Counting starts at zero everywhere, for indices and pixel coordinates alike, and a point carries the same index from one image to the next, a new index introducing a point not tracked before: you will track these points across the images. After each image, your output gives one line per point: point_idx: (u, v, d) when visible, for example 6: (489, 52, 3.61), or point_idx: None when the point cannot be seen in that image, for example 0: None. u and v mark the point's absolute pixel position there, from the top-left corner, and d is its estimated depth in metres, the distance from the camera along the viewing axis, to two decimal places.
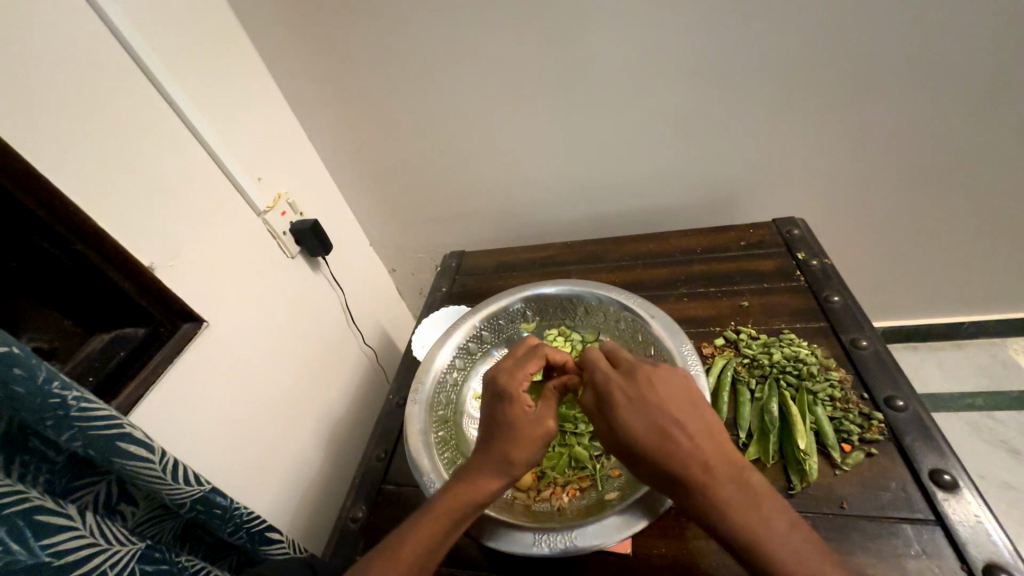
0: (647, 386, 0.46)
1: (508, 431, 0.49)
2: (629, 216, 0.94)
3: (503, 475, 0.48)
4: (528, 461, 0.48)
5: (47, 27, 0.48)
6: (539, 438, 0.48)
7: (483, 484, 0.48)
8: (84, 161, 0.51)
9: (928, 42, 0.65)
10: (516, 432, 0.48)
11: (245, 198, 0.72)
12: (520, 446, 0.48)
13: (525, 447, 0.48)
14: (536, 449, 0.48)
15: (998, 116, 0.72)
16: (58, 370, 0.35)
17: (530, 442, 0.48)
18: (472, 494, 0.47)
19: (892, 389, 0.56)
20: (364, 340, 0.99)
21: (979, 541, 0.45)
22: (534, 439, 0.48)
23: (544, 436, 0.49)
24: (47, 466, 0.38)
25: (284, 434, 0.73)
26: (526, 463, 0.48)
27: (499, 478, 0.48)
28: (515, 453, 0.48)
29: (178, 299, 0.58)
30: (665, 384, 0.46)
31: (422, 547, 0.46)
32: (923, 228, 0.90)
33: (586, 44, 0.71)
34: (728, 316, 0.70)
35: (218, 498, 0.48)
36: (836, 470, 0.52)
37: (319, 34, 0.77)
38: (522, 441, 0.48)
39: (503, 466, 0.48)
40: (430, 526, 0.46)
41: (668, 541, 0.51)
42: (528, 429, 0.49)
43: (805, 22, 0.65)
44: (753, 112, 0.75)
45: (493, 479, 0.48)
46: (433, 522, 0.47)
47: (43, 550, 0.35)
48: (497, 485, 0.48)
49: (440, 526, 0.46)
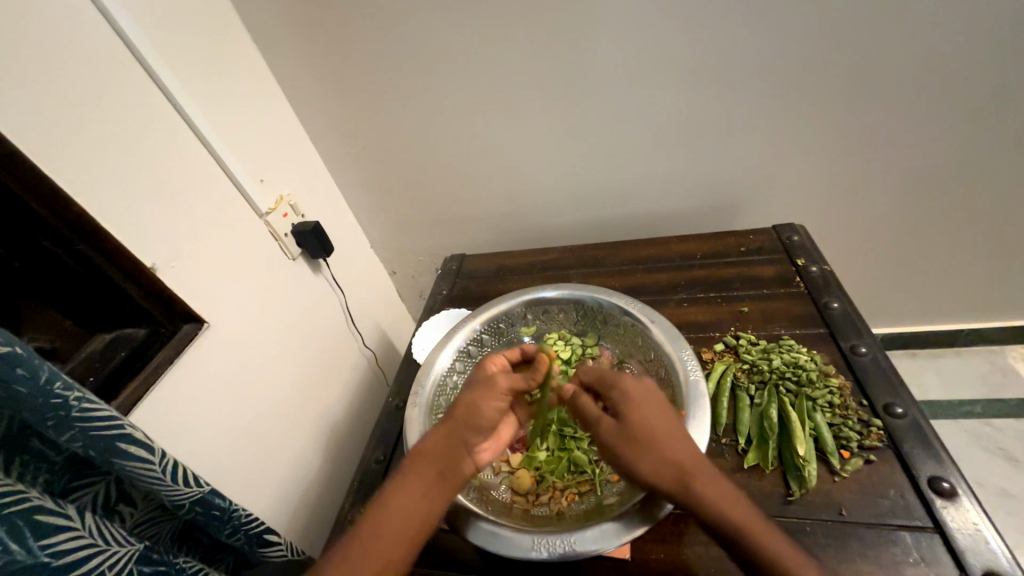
0: (634, 404, 0.49)
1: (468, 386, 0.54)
2: (629, 221, 0.94)
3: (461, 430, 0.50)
4: (481, 405, 0.51)
5: (51, 26, 0.48)
6: (493, 392, 0.53)
7: (454, 434, 0.49)
8: (83, 160, 0.51)
9: (929, 51, 0.66)
10: (474, 384, 0.53)
11: (247, 200, 0.73)
12: (475, 392, 0.52)
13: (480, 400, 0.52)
14: (490, 403, 0.52)
15: (996, 124, 0.72)
16: (60, 370, 0.35)
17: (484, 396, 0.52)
18: (432, 444, 0.49)
19: (892, 396, 0.57)
20: (363, 342, 0.99)
21: (977, 549, 0.45)
22: (489, 388, 0.53)
23: (493, 390, 0.53)
24: (47, 466, 0.38)
25: (283, 437, 0.73)
26: (479, 412, 0.51)
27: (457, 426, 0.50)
28: (469, 397, 0.52)
29: (180, 300, 0.59)
30: (642, 402, 0.49)
31: (407, 508, 0.46)
32: (922, 235, 0.90)
33: (588, 48, 0.72)
34: (727, 321, 0.70)
35: (217, 500, 0.48)
36: (834, 477, 0.52)
37: (323, 36, 0.77)
38: (475, 392, 0.52)
39: (461, 410, 0.51)
40: (405, 487, 0.47)
41: (666, 546, 0.51)
42: (483, 383, 0.53)
43: (805, 29, 0.66)
44: (753, 118, 0.76)
45: (454, 433, 0.49)
46: (418, 480, 0.47)
47: (42, 550, 0.35)
48: (453, 431, 0.49)
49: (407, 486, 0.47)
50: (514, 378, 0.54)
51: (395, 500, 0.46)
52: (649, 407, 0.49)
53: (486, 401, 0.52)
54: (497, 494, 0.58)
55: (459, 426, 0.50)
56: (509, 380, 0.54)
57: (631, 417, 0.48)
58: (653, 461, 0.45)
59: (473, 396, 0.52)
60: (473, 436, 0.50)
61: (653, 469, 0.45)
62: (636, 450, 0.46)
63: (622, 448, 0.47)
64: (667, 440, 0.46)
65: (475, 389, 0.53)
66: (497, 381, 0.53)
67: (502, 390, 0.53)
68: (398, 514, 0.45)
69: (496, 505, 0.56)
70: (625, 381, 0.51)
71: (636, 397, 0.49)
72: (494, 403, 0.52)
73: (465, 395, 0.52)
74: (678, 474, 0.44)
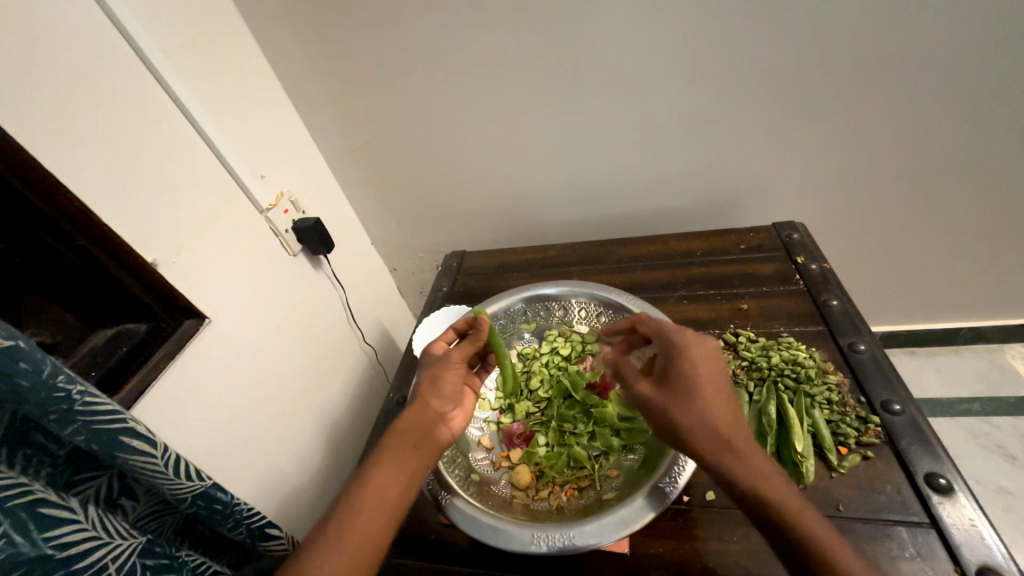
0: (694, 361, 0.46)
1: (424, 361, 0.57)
2: (629, 218, 0.94)
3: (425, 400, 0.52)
4: (439, 376, 0.54)
5: (52, 22, 0.49)
6: (449, 364, 0.55)
7: (422, 406, 0.51)
8: (85, 156, 0.51)
9: (928, 50, 0.66)
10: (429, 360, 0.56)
11: (248, 196, 0.73)
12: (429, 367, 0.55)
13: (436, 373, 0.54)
14: (446, 373, 0.54)
15: (997, 123, 0.72)
16: (62, 365, 0.36)
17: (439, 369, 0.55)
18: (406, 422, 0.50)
19: (889, 393, 0.57)
20: (364, 338, 0.99)
21: (972, 545, 0.45)
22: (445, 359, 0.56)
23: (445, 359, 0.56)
24: (51, 459, 0.38)
25: (284, 432, 0.73)
26: (437, 382, 0.53)
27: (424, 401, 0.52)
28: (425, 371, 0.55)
29: (182, 296, 0.59)
30: (701, 359, 0.47)
31: (385, 486, 0.46)
32: (921, 233, 0.90)
33: (589, 45, 0.72)
34: (727, 319, 0.70)
35: (219, 494, 0.48)
36: (832, 473, 0.53)
37: (324, 32, 0.77)
38: (431, 369, 0.55)
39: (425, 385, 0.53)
40: (389, 466, 0.47)
41: (665, 542, 0.52)
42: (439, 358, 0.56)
43: (806, 27, 0.66)
44: (754, 116, 0.76)
45: (421, 404, 0.51)
46: (395, 455, 0.48)
47: (46, 543, 0.35)
48: (422, 405, 0.51)
49: (389, 463, 0.47)
50: (464, 349, 0.58)
51: (380, 479, 0.46)
52: (708, 366, 0.46)
53: (441, 373, 0.54)
54: (498, 490, 0.58)
55: (423, 398, 0.52)
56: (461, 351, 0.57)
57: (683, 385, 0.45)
58: (701, 430, 0.43)
59: (431, 371, 0.54)
60: (438, 405, 0.52)
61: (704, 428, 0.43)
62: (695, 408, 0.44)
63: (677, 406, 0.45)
64: (715, 406, 0.44)
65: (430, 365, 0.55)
66: (448, 353, 0.56)
67: (456, 359, 0.56)
68: (377, 488, 0.46)
69: (496, 499, 0.56)
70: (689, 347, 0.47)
71: (696, 351, 0.47)
72: (450, 375, 0.55)
73: (422, 374, 0.55)
74: (720, 444, 0.43)
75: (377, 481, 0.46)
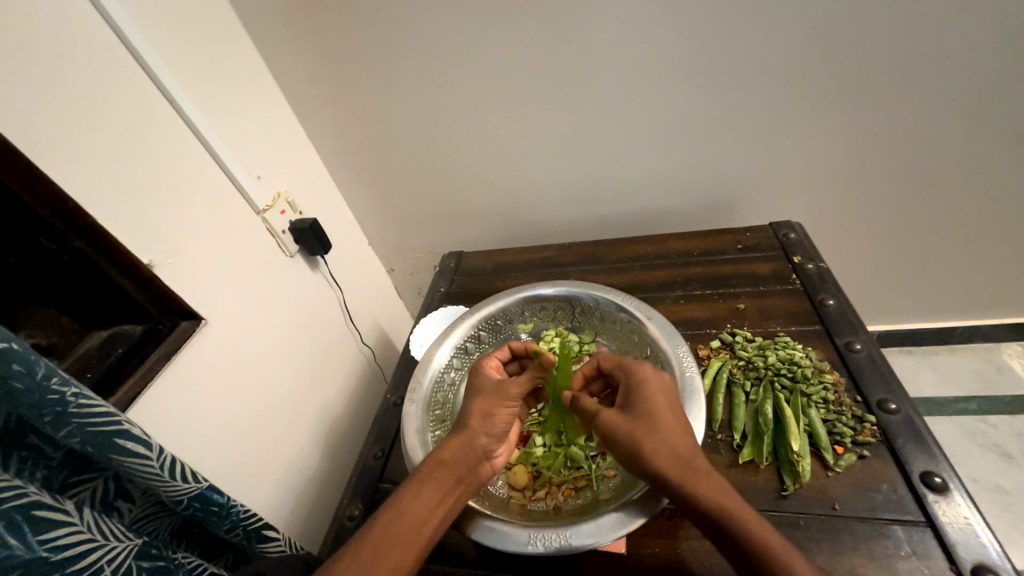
0: (646, 395, 0.50)
1: (476, 386, 0.56)
2: (627, 218, 0.94)
3: (477, 434, 0.51)
4: (493, 410, 0.53)
5: (47, 23, 0.48)
6: (504, 398, 0.55)
7: (473, 441, 0.51)
8: (80, 157, 0.50)
9: (924, 50, 0.66)
10: (483, 389, 0.55)
11: (245, 197, 0.73)
12: (486, 397, 0.54)
13: (492, 406, 0.54)
14: (500, 407, 0.54)
15: (993, 122, 0.72)
16: (56, 366, 0.35)
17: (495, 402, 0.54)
18: (456, 451, 0.50)
19: (885, 392, 0.57)
20: (362, 339, 0.99)
21: (967, 543, 0.45)
22: (503, 393, 0.55)
23: (500, 391, 0.55)
24: (45, 462, 0.38)
25: (281, 433, 0.73)
26: (491, 417, 0.53)
27: (478, 433, 0.52)
28: (482, 401, 0.54)
29: (177, 296, 0.59)
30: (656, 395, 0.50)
31: (425, 514, 0.46)
32: (918, 233, 0.90)
33: (585, 45, 0.72)
34: (724, 318, 0.70)
35: (214, 496, 0.48)
36: (828, 472, 0.53)
37: (320, 33, 0.77)
38: (489, 399, 0.54)
39: (480, 416, 0.53)
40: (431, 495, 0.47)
41: (662, 541, 0.52)
42: (494, 388, 0.55)
43: (802, 27, 0.66)
44: (751, 116, 0.76)
45: (473, 438, 0.51)
46: (438, 484, 0.48)
47: (40, 546, 0.35)
48: (476, 437, 0.51)
49: (432, 491, 0.48)
50: (522, 383, 0.56)
51: (421, 506, 0.46)
52: (662, 401, 0.50)
53: (496, 408, 0.54)
54: (495, 489, 0.58)
55: (474, 431, 0.51)
56: (518, 385, 0.56)
57: (643, 408, 0.49)
58: (660, 447, 0.46)
59: (487, 402, 0.54)
60: (487, 442, 0.52)
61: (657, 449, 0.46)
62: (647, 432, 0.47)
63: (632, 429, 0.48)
64: (671, 432, 0.47)
65: (486, 394, 0.55)
66: (506, 387, 0.55)
67: (513, 395, 0.55)
68: (412, 519, 0.46)
69: (493, 500, 0.56)
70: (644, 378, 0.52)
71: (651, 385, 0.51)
72: (503, 410, 0.54)
73: (478, 402, 0.54)
74: (681, 466, 0.45)
75: (416, 509, 0.46)
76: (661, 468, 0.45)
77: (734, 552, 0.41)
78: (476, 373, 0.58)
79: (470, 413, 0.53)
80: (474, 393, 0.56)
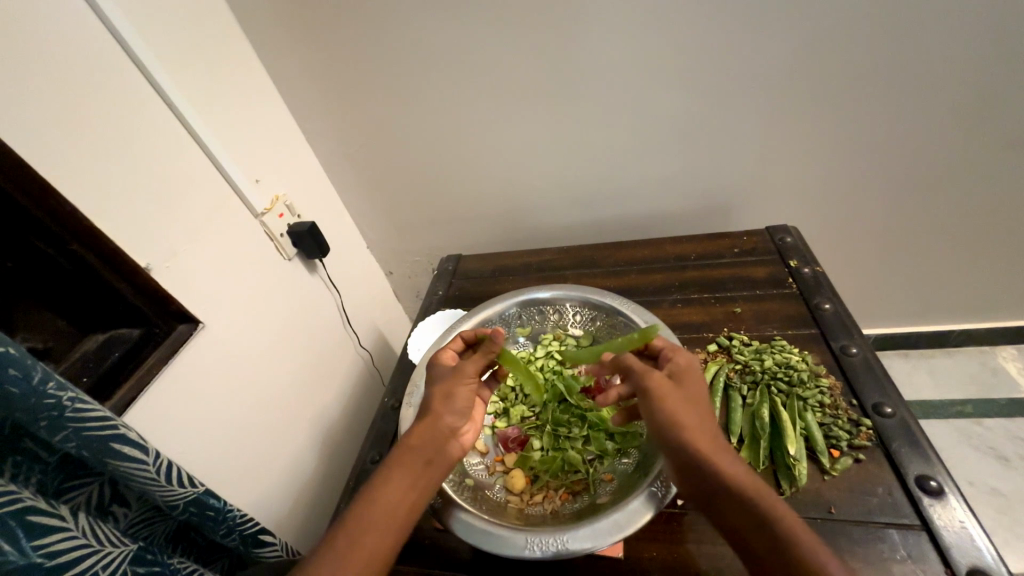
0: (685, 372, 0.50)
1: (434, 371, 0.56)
2: (624, 222, 0.95)
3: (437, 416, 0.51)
4: (452, 391, 0.53)
5: (47, 28, 0.49)
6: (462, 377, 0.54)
7: (434, 422, 0.50)
8: (78, 161, 0.50)
9: (917, 56, 0.67)
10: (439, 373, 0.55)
11: (243, 201, 0.73)
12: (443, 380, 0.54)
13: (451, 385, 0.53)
14: (459, 386, 0.53)
15: (986, 127, 0.73)
16: (53, 371, 0.35)
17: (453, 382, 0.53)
18: (420, 435, 0.50)
19: (881, 396, 0.57)
20: (359, 343, 0.99)
21: (962, 546, 0.45)
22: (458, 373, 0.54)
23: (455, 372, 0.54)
24: (41, 466, 0.38)
25: (278, 437, 0.73)
26: (450, 397, 0.52)
27: (440, 415, 0.51)
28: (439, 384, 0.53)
29: (174, 300, 0.59)
30: (693, 374, 0.50)
31: (396, 499, 0.46)
32: (912, 237, 0.91)
33: (582, 51, 0.72)
34: (721, 322, 0.70)
35: (211, 501, 0.48)
36: (824, 476, 0.53)
37: (319, 37, 0.77)
38: (447, 381, 0.53)
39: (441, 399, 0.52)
40: (399, 480, 0.47)
41: (659, 545, 0.52)
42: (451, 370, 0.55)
43: (797, 34, 0.67)
44: (746, 121, 0.77)
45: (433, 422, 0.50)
46: (406, 469, 0.48)
47: (35, 551, 0.35)
48: (437, 419, 0.51)
49: (401, 475, 0.47)
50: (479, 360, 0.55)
51: (392, 492, 0.46)
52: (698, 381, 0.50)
53: (455, 387, 0.53)
54: (492, 494, 0.58)
55: (438, 413, 0.51)
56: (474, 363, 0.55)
57: (689, 387, 0.49)
58: (698, 421, 0.46)
59: (444, 383, 0.53)
60: (452, 421, 0.51)
61: (697, 421, 0.46)
62: (689, 404, 0.47)
63: (679, 396, 0.48)
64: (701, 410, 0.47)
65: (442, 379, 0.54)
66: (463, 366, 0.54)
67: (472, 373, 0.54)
68: (384, 506, 0.45)
69: (491, 504, 0.56)
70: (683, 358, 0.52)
71: (691, 364, 0.51)
72: (462, 390, 0.53)
73: (436, 385, 0.53)
74: (713, 442, 0.45)
75: (387, 495, 0.46)
76: (695, 443, 0.45)
77: (742, 531, 0.41)
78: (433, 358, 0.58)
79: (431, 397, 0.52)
80: (436, 376, 0.55)
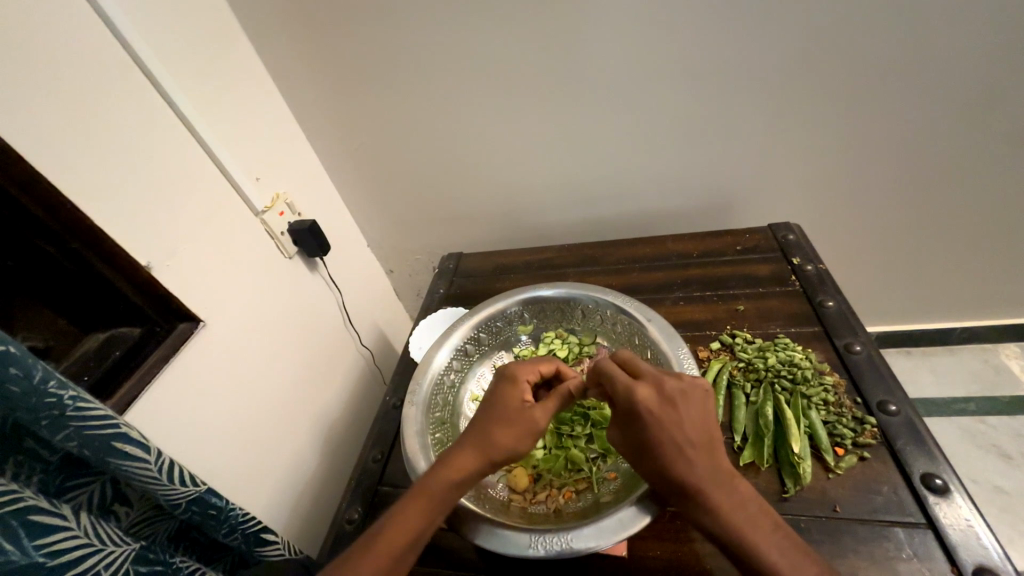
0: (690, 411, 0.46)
1: (496, 406, 0.51)
2: (626, 219, 0.94)
3: (488, 456, 0.48)
4: (509, 438, 0.49)
5: (46, 26, 0.48)
6: (522, 426, 0.49)
7: (477, 460, 0.48)
8: (76, 159, 0.50)
9: (921, 53, 0.66)
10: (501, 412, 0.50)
11: (243, 198, 0.72)
12: (504, 423, 0.49)
13: (513, 431, 0.49)
14: (519, 437, 0.49)
15: (990, 125, 0.73)
16: (54, 370, 0.35)
17: (516, 434, 0.49)
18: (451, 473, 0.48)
19: (885, 394, 0.57)
20: (360, 341, 0.99)
21: (968, 545, 0.45)
22: (518, 421, 0.50)
23: (523, 416, 0.50)
24: (42, 466, 0.38)
25: (280, 436, 0.73)
26: (505, 446, 0.49)
27: (483, 461, 0.48)
28: (499, 429, 0.49)
29: (175, 298, 0.58)
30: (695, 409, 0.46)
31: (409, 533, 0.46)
32: (915, 234, 0.90)
33: (583, 48, 0.72)
34: (724, 320, 0.70)
35: (214, 499, 0.48)
36: (829, 474, 0.53)
37: (319, 34, 0.76)
38: (505, 424, 0.49)
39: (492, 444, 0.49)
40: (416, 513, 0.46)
41: (664, 544, 0.51)
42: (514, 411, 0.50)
43: (801, 30, 0.66)
44: (749, 118, 0.76)
45: (481, 461, 0.48)
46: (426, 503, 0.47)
47: (37, 550, 0.35)
48: (480, 465, 0.48)
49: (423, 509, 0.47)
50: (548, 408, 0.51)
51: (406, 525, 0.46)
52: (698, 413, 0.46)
53: (513, 436, 0.49)
54: (495, 492, 0.57)
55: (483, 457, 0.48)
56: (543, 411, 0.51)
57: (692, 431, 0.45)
58: (710, 468, 0.44)
59: (495, 425, 0.50)
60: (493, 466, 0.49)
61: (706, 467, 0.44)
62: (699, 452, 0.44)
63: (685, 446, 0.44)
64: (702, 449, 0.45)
65: (503, 421, 0.50)
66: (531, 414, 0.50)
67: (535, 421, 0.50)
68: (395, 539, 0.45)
69: (493, 503, 0.56)
70: (682, 403, 0.46)
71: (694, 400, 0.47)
72: (526, 444, 0.49)
73: (490, 427, 0.50)
74: (724, 483, 0.44)
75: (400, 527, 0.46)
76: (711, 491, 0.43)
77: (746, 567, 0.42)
78: (503, 386, 0.53)
79: (484, 437, 0.49)
80: (491, 408, 0.51)
